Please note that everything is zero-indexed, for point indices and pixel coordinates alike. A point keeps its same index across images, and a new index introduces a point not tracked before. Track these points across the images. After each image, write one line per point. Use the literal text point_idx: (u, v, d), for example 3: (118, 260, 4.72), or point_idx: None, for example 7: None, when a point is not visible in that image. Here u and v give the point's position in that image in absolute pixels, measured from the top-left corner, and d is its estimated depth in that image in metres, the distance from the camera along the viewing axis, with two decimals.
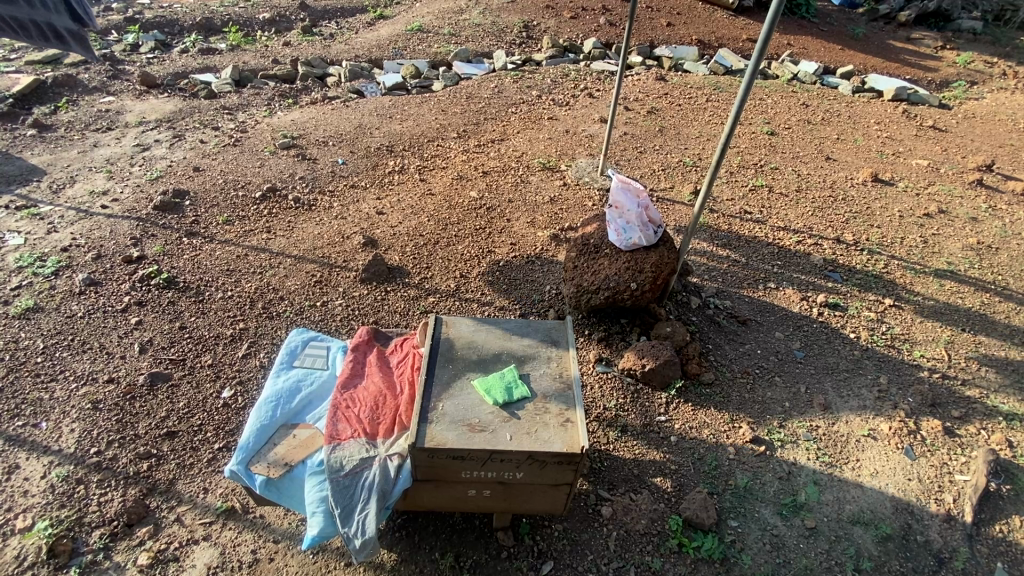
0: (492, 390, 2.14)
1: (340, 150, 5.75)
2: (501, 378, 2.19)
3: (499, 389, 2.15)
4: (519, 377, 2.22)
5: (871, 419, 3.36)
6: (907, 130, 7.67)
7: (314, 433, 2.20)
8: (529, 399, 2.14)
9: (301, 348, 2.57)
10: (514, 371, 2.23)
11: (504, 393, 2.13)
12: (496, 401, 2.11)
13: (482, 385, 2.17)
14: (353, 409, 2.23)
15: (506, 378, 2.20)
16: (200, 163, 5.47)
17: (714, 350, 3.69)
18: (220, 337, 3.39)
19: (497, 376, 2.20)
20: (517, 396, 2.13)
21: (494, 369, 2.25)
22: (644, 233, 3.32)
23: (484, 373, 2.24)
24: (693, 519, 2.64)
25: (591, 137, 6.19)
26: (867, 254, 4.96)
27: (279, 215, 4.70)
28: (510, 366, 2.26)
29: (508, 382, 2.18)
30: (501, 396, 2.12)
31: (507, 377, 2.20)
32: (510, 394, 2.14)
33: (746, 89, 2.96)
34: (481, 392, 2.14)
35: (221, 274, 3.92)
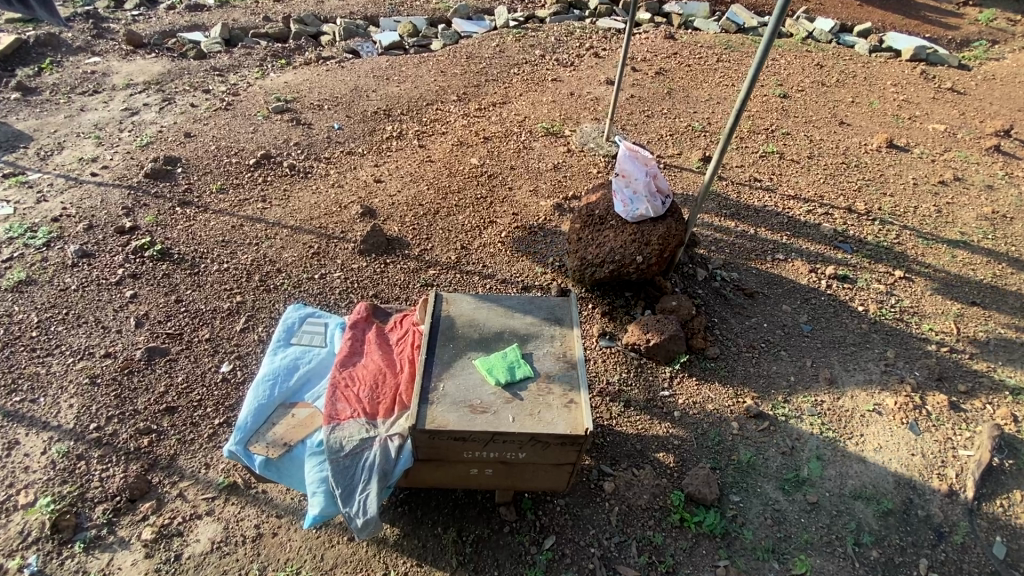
0: (494, 369, 2.09)
1: (337, 114, 5.56)
2: (505, 356, 2.14)
3: (501, 368, 2.09)
4: (526, 358, 2.15)
5: (877, 393, 3.33)
6: (924, 93, 7.40)
7: (316, 411, 2.14)
8: (532, 379, 2.08)
9: (299, 324, 2.50)
10: (518, 350, 2.17)
11: (507, 373, 2.08)
12: (498, 381, 2.05)
13: (484, 365, 2.11)
14: (352, 388, 2.17)
15: (512, 357, 2.14)
16: (193, 130, 5.31)
17: (720, 323, 3.63)
18: (217, 311, 3.32)
19: (499, 356, 2.14)
20: (520, 376, 2.07)
21: (497, 347, 2.19)
22: (651, 204, 3.21)
23: (486, 350, 2.19)
24: (695, 494, 2.63)
25: (596, 100, 5.97)
26: (880, 224, 4.84)
27: (275, 183, 4.57)
28: (512, 345, 2.20)
29: (512, 361, 2.13)
30: (503, 376, 2.06)
31: (511, 356, 2.14)
32: (513, 374, 2.08)
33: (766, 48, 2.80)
34: (483, 372, 2.08)
35: (216, 245, 3.83)
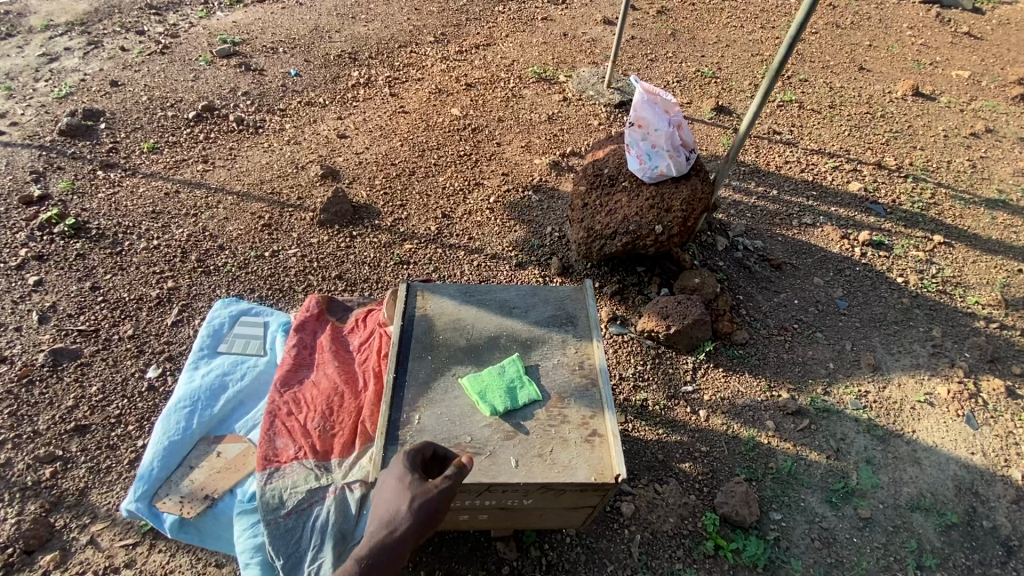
0: (489, 393, 1.63)
1: (294, 59, 4.78)
2: (502, 374, 1.69)
3: (498, 391, 1.64)
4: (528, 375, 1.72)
5: (926, 380, 2.89)
6: (944, 36, 6.78)
7: (243, 450, 1.71)
8: (539, 404, 1.65)
9: (230, 329, 2.04)
10: (518, 364, 1.73)
11: (505, 399, 1.64)
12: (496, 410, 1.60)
13: (476, 386, 1.66)
14: (293, 418, 1.72)
15: (511, 375, 1.70)
16: (121, 78, 4.51)
17: (746, 301, 3.12)
18: (143, 301, 2.71)
19: (494, 374, 1.69)
20: (524, 402, 1.63)
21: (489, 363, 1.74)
22: (674, 160, 2.64)
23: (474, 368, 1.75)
24: (731, 516, 2.19)
25: (593, 42, 5.24)
26: (912, 181, 4.32)
27: (219, 139, 3.86)
28: (511, 357, 1.75)
29: (511, 380, 1.68)
30: (501, 403, 1.61)
31: (509, 375, 1.69)
32: (514, 399, 1.65)
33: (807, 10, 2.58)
34: (474, 397, 1.64)
35: (144, 217, 3.16)
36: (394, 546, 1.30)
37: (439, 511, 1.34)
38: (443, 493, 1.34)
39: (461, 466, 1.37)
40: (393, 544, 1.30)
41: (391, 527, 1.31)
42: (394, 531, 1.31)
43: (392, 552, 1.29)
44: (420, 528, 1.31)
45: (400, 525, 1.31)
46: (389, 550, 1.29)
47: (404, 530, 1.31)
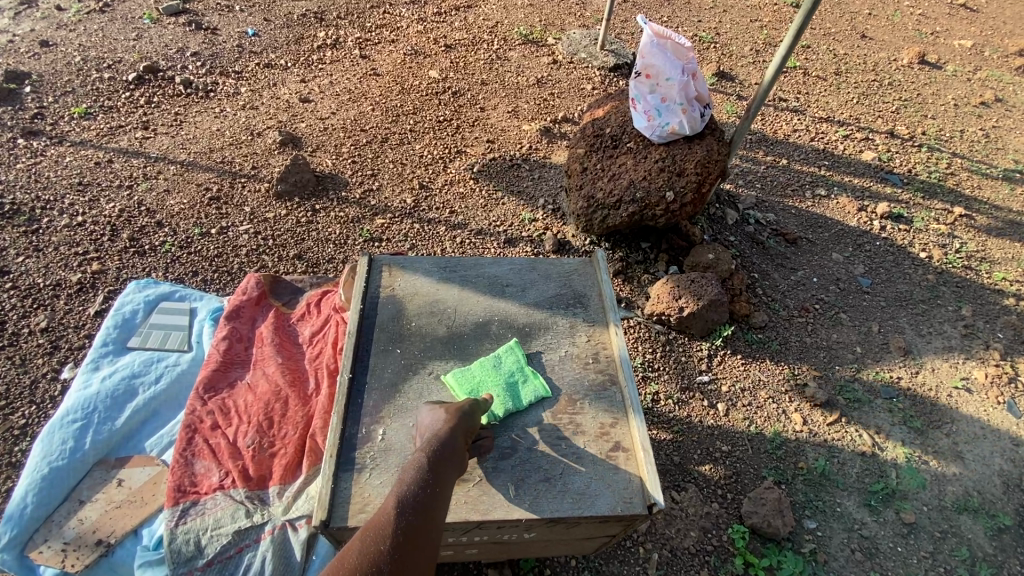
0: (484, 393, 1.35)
1: (251, 18, 4.28)
2: (498, 367, 1.41)
3: (494, 390, 1.36)
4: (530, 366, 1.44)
5: (960, 363, 2.61)
6: (942, 6, 6.52)
7: (141, 481, 1.57)
8: (547, 402, 1.39)
9: (142, 328, 1.92)
10: (516, 352, 1.45)
11: (504, 397, 1.36)
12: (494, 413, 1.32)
13: (468, 386, 1.38)
14: (215, 437, 1.57)
15: (508, 368, 1.42)
16: (53, 38, 3.99)
17: (762, 280, 2.80)
18: (62, 287, 2.27)
19: (489, 369, 1.40)
20: (528, 401, 1.37)
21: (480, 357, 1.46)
22: (687, 116, 2.28)
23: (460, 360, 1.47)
24: (761, 528, 1.89)
25: (583, 3, 4.83)
26: (926, 151, 4.03)
27: (162, 104, 3.38)
28: (508, 345, 1.47)
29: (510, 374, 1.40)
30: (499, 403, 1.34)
31: (506, 368, 1.41)
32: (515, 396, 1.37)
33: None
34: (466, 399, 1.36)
35: (68, 190, 2.71)
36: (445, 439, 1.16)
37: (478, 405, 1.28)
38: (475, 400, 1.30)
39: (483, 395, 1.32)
40: (447, 425, 1.19)
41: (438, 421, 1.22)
42: (442, 420, 1.21)
43: (448, 429, 1.17)
44: (467, 412, 1.23)
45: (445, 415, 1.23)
46: (445, 436, 1.17)
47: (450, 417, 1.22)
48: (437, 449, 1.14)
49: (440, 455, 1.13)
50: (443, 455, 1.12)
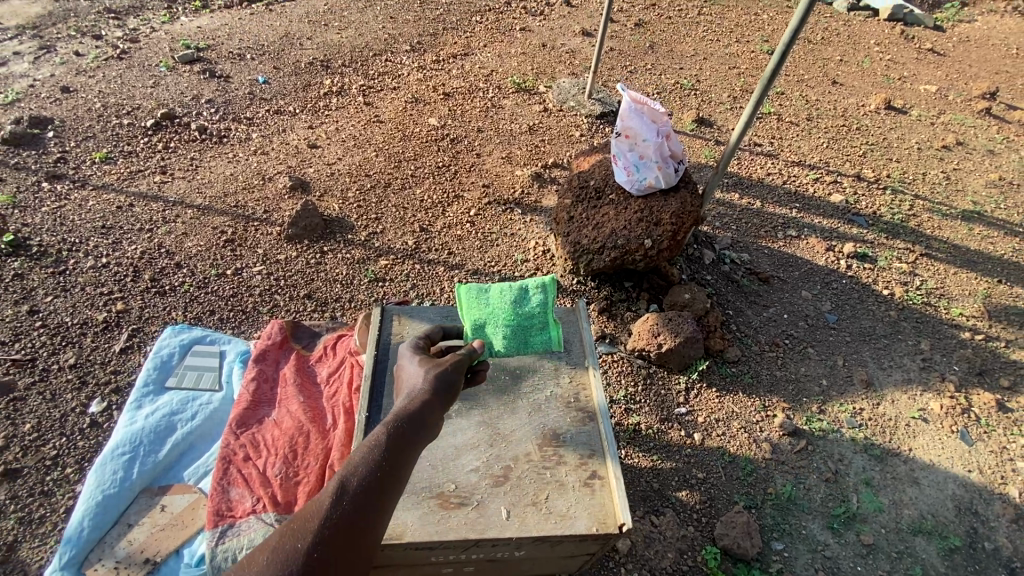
0: (492, 327, 1.68)
1: (262, 66, 4.57)
2: (515, 307, 1.71)
3: (502, 329, 1.68)
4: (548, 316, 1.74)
5: (918, 395, 2.83)
6: (909, 53, 6.96)
7: (182, 507, 1.74)
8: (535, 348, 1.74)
9: (179, 365, 2.11)
10: (537, 302, 1.71)
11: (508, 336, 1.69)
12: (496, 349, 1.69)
13: (481, 319, 1.68)
14: (248, 467, 1.74)
15: (527, 312, 1.71)
16: (74, 84, 4.24)
17: (736, 316, 3.03)
18: (89, 324, 2.46)
19: (505, 310, 1.69)
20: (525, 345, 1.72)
21: (506, 290, 1.71)
22: (662, 172, 2.53)
23: (485, 288, 1.74)
24: (732, 549, 2.08)
25: (572, 52, 5.19)
26: (891, 193, 4.34)
27: (179, 149, 3.62)
28: (529, 292, 1.72)
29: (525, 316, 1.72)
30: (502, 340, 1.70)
31: (524, 314, 1.70)
32: (520, 338, 1.72)
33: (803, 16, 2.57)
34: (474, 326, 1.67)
35: (92, 232, 2.91)
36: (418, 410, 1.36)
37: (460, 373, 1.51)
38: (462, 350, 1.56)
39: (471, 345, 1.58)
40: (422, 397, 1.40)
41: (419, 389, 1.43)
42: (420, 386, 1.42)
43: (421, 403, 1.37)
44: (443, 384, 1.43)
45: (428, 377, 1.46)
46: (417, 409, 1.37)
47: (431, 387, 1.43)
48: (407, 420, 1.34)
49: (408, 426, 1.33)
50: (410, 428, 1.33)
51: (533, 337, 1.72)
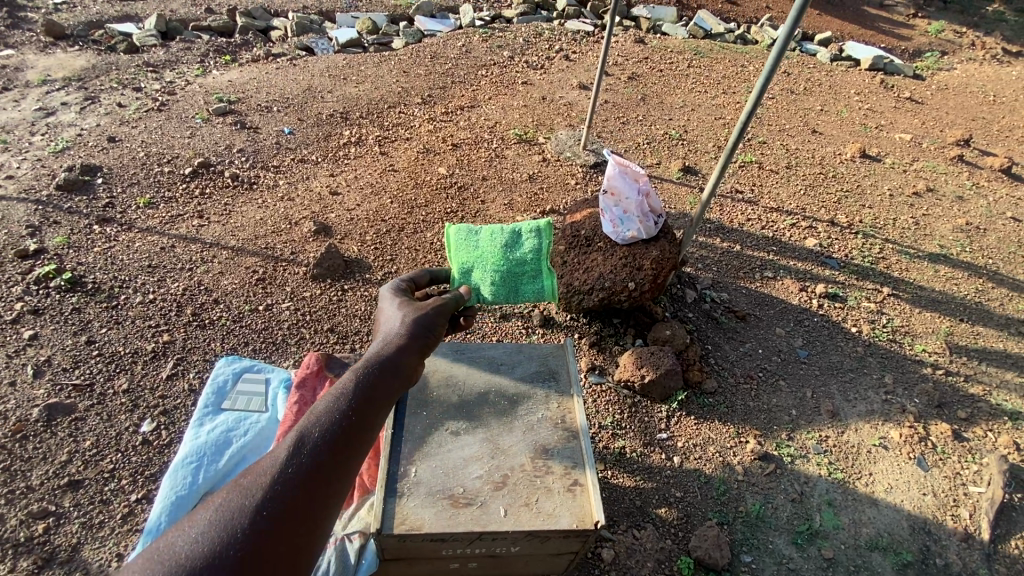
0: (482, 268, 2.53)
1: (287, 117, 5.03)
2: (506, 253, 2.54)
3: (490, 270, 2.52)
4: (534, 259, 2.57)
5: (880, 425, 3.12)
6: (887, 102, 7.44)
7: None
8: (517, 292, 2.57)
9: (232, 386, 2.41)
10: (518, 255, 2.54)
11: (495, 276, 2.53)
12: (489, 285, 2.52)
13: (476, 261, 2.53)
14: None
15: (514, 261, 2.54)
16: (118, 133, 4.69)
17: (714, 351, 3.35)
18: (139, 354, 2.80)
19: (494, 258, 2.53)
20: (509, 287, 2.54)
21: (497, 242, 2.55)
22: (643, 225, 2.90)
23: (480, 240, 2.57)
24: (705, 560, 2.35)
25: (570, 105, 5.66)
26: (862, 238, 4.71)
27: (213, 195, 4.02)
28: (513, 249, 2.54)
29: (516, 261, 2.54)
30: (500, 278, 2.53)
31: (510, 262, 2.53)
32: (506, 281, 2.54)
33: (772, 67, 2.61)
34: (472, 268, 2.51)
35: (139, 271, 3.27)
36: (389, 361, 1.53)
37: (435, 324, 1.70)
38: (448, 296, 1.83)
39: (456, 294, 1.86)
40: (397, 349, 1.57)
41: (390, 337, 1.61)
42: (395, 337, 1.60)
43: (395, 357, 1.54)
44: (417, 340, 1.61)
45: (404, 324, 1.66)
46: (389, 359, 1.53)
47: (404, 335, 1.62)
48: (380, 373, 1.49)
49: (381, 376, 1.49)
50: (383, 376, 1.49)
51: (519, 284, 2.56)
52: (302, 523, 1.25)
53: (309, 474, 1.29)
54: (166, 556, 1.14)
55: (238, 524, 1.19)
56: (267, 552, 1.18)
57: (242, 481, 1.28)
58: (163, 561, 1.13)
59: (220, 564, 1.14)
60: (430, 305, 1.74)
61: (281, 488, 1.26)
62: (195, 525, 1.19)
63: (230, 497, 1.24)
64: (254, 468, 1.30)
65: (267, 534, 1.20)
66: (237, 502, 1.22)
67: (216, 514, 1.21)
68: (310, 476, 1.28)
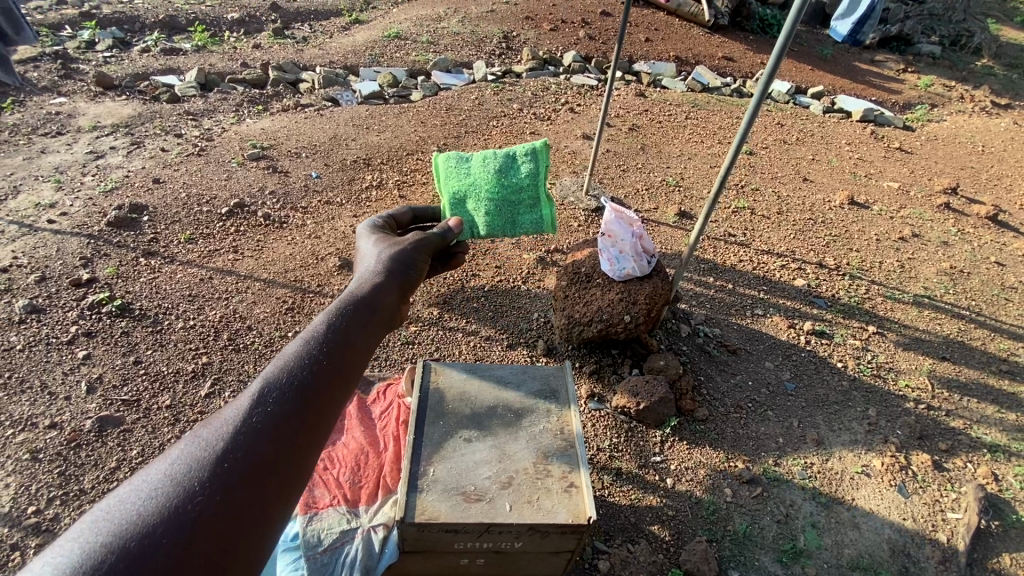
0: (476, 198, 2.73)
1: (315, 163, 5.50)
2: (499, 178, 2.74)
3: (484, 199, 2.73)
4: (528, 184, 2.76)
5: (863, 454, 3.31)
6: (876, 151, 7.85)
7: None
8: (512, 218, 2.76)
9: None
10: (511, 181, 2.74)
11: (489, 204, 2.73)
12: (485, 213, 2.72)
13: (470, 192, 2.74)
14: (328, 473, 2.38)
15: (508, 188, 2.74)
16: (162, 175, 5.16)
17: (706, 382, 3.59)
18: (180, 374, 3.14)
19: (486, 188, 2.73)
20: (506, 215, 2.74)
21: (489, 170, 2.75)
22: (637, 264, 3.21)
23: (471, 171, 2.77)
24: (693, 572, 2.55)
25: (574, 153, 6.11)
26: (849, 279, 4.98)
27: (247, 232, 4.41)
28: (505, 175, 2.75)
29: (509, 188, 2.75)
30: (495, 204, 2.73)
31: (504, 189, 2.74)
32: (503, 208, 2.74)
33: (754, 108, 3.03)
34: (465, 199, 2.73)
35: (181, 299, 3.62)
36: (362, 308, 1.59)
37: (409, 270, 1.85)
38: (421, 243, 1.99)
39: (444, 228, 2.12)
40: (370, 296, 1.65)
41: (360, 286, 1.69)
42: (366, 288, 1.68)
43: (368, 305, 1.61)
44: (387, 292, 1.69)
45: (377, 268, 1.79)
46: (362, 306, 1.59)
47: (373, 286, 1.70)
48: (354, 321, 1.54)
49: (355, 321, 1.55)
50: (356, 321, 1.54)
51: (516, 211, 2.75)
52: (271, 467, 1.23)
53: (281, 418, 1.28)
54: (114, 514, 1.08)
55: (195, 474, 1.16)
56: (234, 496, 1.16)
57: (201, 433, 1.24)
58: (113, 519, 1.06)
59: (183, 516, 1.10)
60: (401, 252, 1.88)
61: (245, 435, 1.23)
62: (151, 478, 1.13)
63: (185, 449, 1.20)
64: (216, 420, 1.26)
65: (235, 481, 1.17)
66: (194, 453, 1.18)
67: (170, 469, 1.16)
68: (282, 418, 1.28)
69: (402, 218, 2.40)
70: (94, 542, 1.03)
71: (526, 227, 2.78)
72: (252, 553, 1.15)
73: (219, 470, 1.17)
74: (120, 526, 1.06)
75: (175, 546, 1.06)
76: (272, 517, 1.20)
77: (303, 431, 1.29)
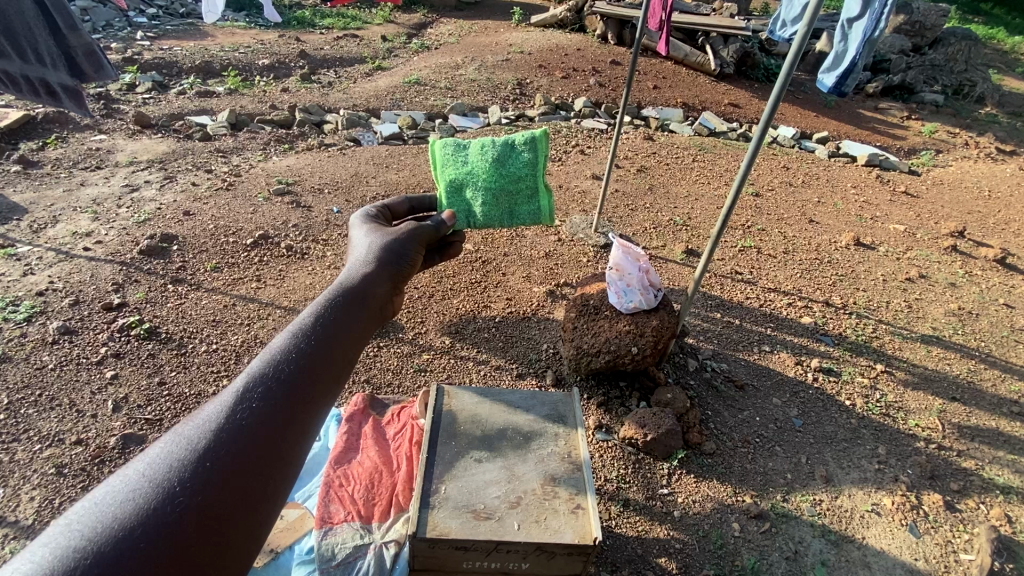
0: (473, 186, 2.89)
1: (336, 198, 5.76)
2: (495, 168, 2.91)
3: (480, 187, 2.89)
4: (522, 175, 2.95)
5: (873, 492, 3.29)
6: (882, 195, 8.00)
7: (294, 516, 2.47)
8: (507, 206, 2.95)
9: None
10: (505, 169, 2.92)
11: (485, 192, 2.89)
12: (482, 200, 2.89)
13: (465, 180, 2.89)
14: (343, 490, 2.48)
15: (503, 177, 2.93)
16: (192, 208, 5.43)
17: (714, 417, 3.62)
18: (201, 396, 3.29)
19: (481, 175, 2.89)
20: (502, 203, 2.94)
21: (484, 158, 2.91)
22: (644, 297, 3.33)
23: (465, 159, 2.92)
24: None
25: (583, 193, 6.33)
26: (856, 318, 5.03)
27: (270, 262, 4.62)
28: (500, 163, 2.92)
29: (504, 176, 2.92)
30: (493, 194, 2.91)
31: (500, 177, 2.91)
32: (499, 196, 2.93)
33: (753, 153, 3.18)
34: (462, 186, 2.88)
35: (205, 324, 3.79)
36: (351, 303, 1.64)
37: (397, 268, 1.91)
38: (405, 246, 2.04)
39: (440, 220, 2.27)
40: (359, 291, 1.70)
41: (346, 280, 1.74)
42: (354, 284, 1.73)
43: (357, 300, 1.66)
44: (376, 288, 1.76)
45: (363, 265, 1.84)
46: (350, 302, 1.64)
47: (361, 282, 1.75)
48: (342, 314, 1.59)
49: (343, 314, 1.59)
50: (344, 314, 1.59)
51: (512, 202, 2.96)
52: (259, 458, 1.24)
53: (269, 408, 1.30)
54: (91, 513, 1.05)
55: (176, 473, 1.14)
56: (220, 487, 1.16)
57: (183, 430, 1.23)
58: (91, 519, 1.04)
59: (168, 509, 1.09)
60: (387, 251, 1.94)
61: (229, 429, 1.24)
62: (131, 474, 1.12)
63: (165, 447, 1.18)
64: (198, 417, 1.26)
65: (220, 472, 1.17)
66: (175, 450, 1.17)
67: (149, 467, 1.14)
68: (269, 407, 1.30)
69: (397, 210, 2.49)
70: (69, 544, 0.99)
71: (524, 218, 3.00)
72: (240, 546, 1.16)
73: (200, 467, 1.16)
74: (95, 528, 1.02)
75: (163, 538, 1.06)
76: (258, 512, 1.21)
77: (288, 424, 1.31)
